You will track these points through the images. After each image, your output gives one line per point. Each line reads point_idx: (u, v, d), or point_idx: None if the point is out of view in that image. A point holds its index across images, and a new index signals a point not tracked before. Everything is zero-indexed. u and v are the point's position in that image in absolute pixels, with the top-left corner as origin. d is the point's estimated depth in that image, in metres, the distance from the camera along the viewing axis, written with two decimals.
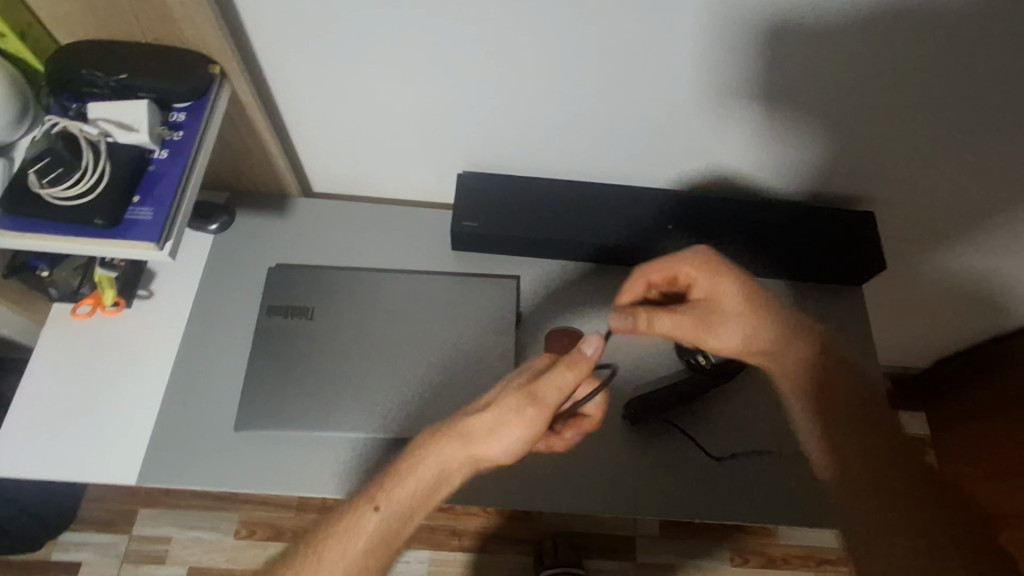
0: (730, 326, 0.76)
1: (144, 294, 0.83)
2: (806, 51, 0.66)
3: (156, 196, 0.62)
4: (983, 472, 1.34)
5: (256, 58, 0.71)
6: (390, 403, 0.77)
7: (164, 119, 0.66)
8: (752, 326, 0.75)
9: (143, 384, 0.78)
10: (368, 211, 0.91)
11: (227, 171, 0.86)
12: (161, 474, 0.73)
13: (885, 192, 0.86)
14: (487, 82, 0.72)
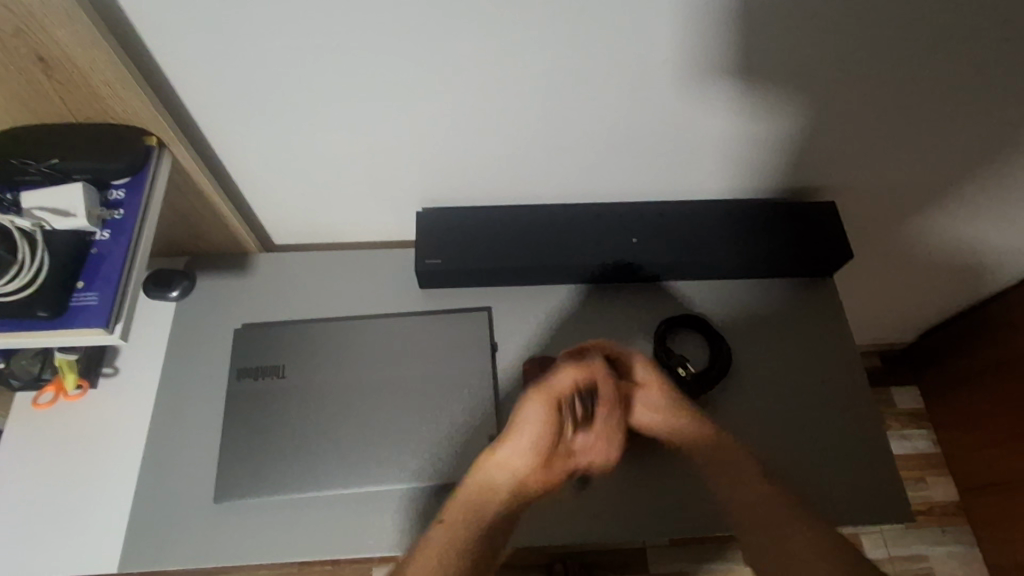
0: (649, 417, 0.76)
1: (108, 371, 0.81)
2: (744, 58, 0.67)
3: (100, 280, 0.61)
4: (985, 439, 1.34)
5: (194, 123, 0.70)
6: (371, 455, 0.76)
7: (104, 198, 0.65)
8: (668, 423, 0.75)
9: (116, 464, 0.76)
10: (331, 259, 0.90)
11: (183, 237, 0.84)
12: (142, 556, 0.71)
13: (842, 181, 0.87)
14: (429, 119, 0.72)
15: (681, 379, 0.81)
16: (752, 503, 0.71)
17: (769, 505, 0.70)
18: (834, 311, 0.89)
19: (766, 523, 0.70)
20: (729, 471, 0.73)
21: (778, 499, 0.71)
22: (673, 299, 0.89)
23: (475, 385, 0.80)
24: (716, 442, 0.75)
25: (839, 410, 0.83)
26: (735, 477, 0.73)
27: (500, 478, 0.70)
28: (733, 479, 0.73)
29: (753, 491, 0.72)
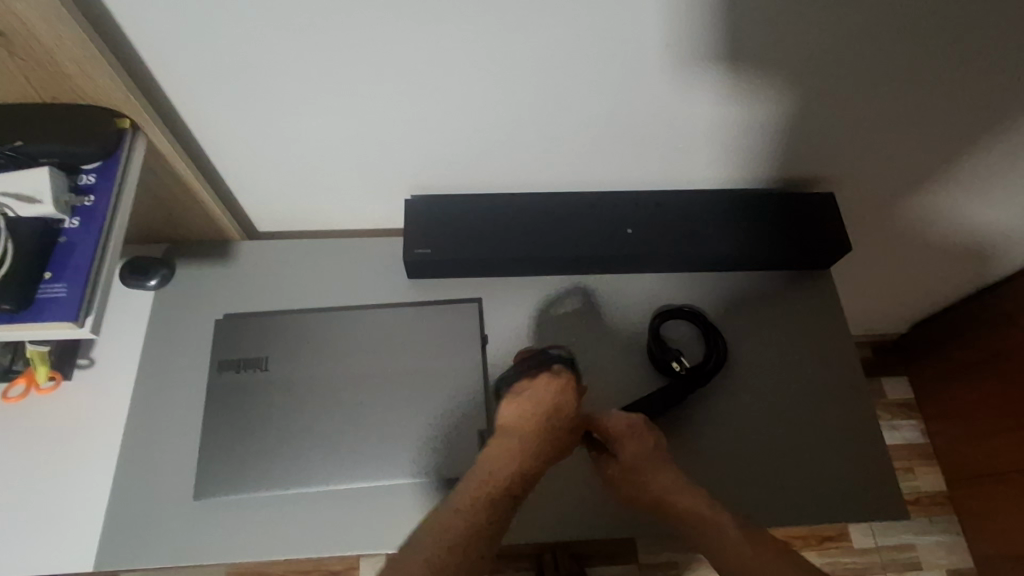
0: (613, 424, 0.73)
1: (84, 363, 0.78)
2: (745, 47, 0.64)
3: (70, 270, 0.58)
4: (974, 431, 1.34)
5: (170, 105, 0.67)
6: (356, 450, 0.74)
7: (73, 182, 0.62)
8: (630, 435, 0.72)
9: (92, 459, 0.73)
10: (316, 248, 0.87)
11: (162, 223, 0.81)
12: (118, 554, 0.69)
13: (842, 173, 0.85)
14: (418, 104, 0.68)
15: (674, 373, 0.80)
16: (727, 553, 0.66)
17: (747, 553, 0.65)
18: (830, 305, 0.88)
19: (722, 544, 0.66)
20: (704, 525, 0.67)
21: (757, 545, 0.66)
22: (667, 291, 0.87)
23: (464, 378, 0.78)
24: (696, 504, 0.68)
25: (834, 406, 0.82)
26: (708, 531, 0.67)
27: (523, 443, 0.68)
28: (709, 531, 0.67)
29: (724, 539, 0.66)
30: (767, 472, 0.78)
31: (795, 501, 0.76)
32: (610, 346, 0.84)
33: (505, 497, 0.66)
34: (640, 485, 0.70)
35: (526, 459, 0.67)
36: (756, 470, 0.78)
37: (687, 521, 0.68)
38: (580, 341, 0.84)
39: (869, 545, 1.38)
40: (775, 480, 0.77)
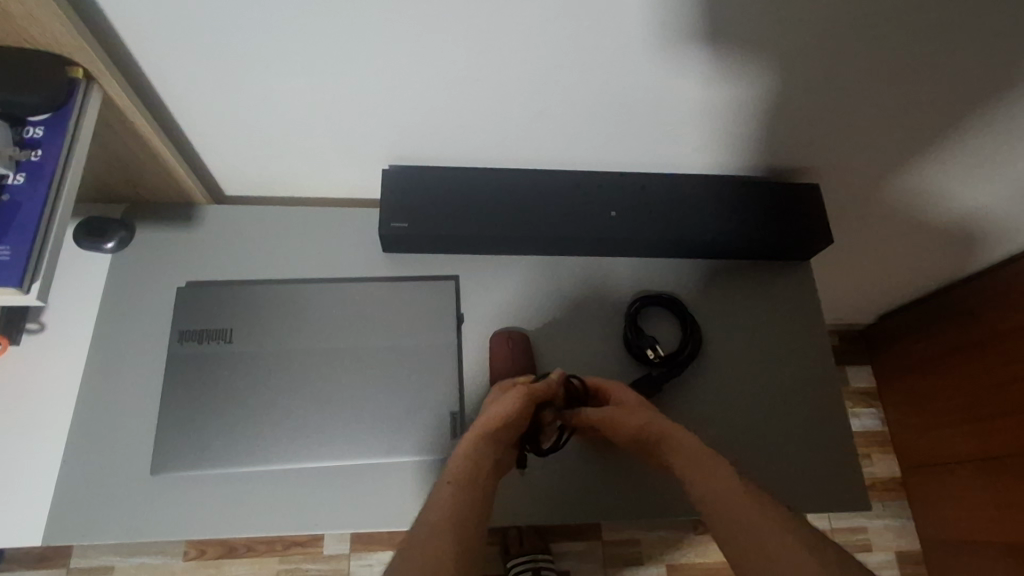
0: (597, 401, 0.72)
1: (33, 328, 0.73)
2: (746, 30, 0.62)
3: (14, 231, 0.54)
4: (930, 421, 1.38)
5: (129, 56, 0.62)
6: (324, 428, 0.71)
7: (18, 136, 0.57)
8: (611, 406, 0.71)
9: (41, 430, 0.69)
10: (286, 215, 0.83)
11: (120, 182, 0.76)
12: (70, 529, 0.66)
13: (827, 163, 0.84)
14: (399, 70, 0.65)
15: (650, 361, 0.79)
16: (730, 502, 0.61)
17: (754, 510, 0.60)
18: (806, 294, 0.88)
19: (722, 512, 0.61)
20: (704, 466, 0.65)
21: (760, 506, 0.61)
22: (646, 274, 0.86)
23: (438, 358, 0.76)
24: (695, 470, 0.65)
25: (805, 395, 0.82)
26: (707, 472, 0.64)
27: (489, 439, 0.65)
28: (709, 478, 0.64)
29: (724, 486, 0.63)
30: (737, 460, 0.78)
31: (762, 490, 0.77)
32: (587, 329, 0.83)
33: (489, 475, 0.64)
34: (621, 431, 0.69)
35: (499, 435, 0.66)
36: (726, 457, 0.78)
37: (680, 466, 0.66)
38: (556, 322, 0.83)
39: (846, 527, 1.43)
40: (745, 469, 0.77)
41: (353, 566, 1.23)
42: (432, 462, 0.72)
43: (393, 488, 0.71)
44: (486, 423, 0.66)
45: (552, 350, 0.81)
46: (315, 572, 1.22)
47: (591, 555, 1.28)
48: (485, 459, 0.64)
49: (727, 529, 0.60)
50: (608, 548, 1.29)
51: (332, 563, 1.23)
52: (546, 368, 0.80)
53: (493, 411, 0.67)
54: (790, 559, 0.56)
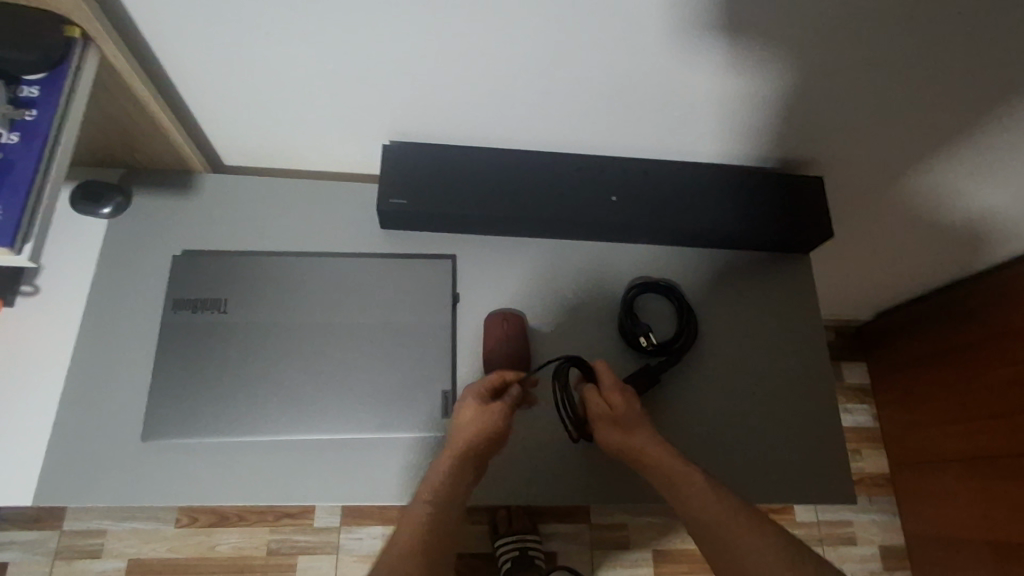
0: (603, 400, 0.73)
1: (28, 290, 0.73)
2: (755, 17, 0.60)
3: (5, 189, 0.53)
4: (922, 420, 1.38)
5: (127, 19, 0.60)
6: (315, 401, 0.72)
7: (12, 94, 0.56)
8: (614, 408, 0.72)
9: (33, 393, 0.69)
10: (285, 188, 0.82)
11: (118, 148, 0.76)
12: (59, 492, 0.66)
13: (832, 157, 0.83)
14: (402, 44, 0.63)
15: (644, 348, 0.79)
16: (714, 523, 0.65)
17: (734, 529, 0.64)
18: (804, 288, 0.87)
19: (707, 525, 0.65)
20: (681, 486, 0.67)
21: (741, 520, 0.65)
22: (644, 261, 0.86)
23: (431, 337, 0.76)
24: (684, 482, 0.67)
25: (796, 389, 0.82)
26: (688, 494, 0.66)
27: (454, 454, 0.67)
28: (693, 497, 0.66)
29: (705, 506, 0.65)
30: (725, 449, 0.78)
31: (749, 481, 0.77)
32: (582, 314, 0.82)
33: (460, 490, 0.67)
34: (609, 437, 0.71)
35: (469, 455, 0.67)
36: (715, 448, 0.78)
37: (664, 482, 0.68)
38: (552, 306, 0.82)
39: (829, 520, 1.43)
40: (732, 460, 0.78)
41: (342, 539, 1.25)
42: (422, 439, 0.72)
43: (381, 465, 0.71)
44: (455, 439, 0.68)
45: (546, 334, 0.81)
46: (304, 543, 1.23)
47: (578, 538, 1.30)
48: (455, 476, 0.67)
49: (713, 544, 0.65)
50: (594, 531, 1.31)
51: (321, 535, 1.25)
52: (539, 351, 0.80)
53: (463, 429, 0.68)
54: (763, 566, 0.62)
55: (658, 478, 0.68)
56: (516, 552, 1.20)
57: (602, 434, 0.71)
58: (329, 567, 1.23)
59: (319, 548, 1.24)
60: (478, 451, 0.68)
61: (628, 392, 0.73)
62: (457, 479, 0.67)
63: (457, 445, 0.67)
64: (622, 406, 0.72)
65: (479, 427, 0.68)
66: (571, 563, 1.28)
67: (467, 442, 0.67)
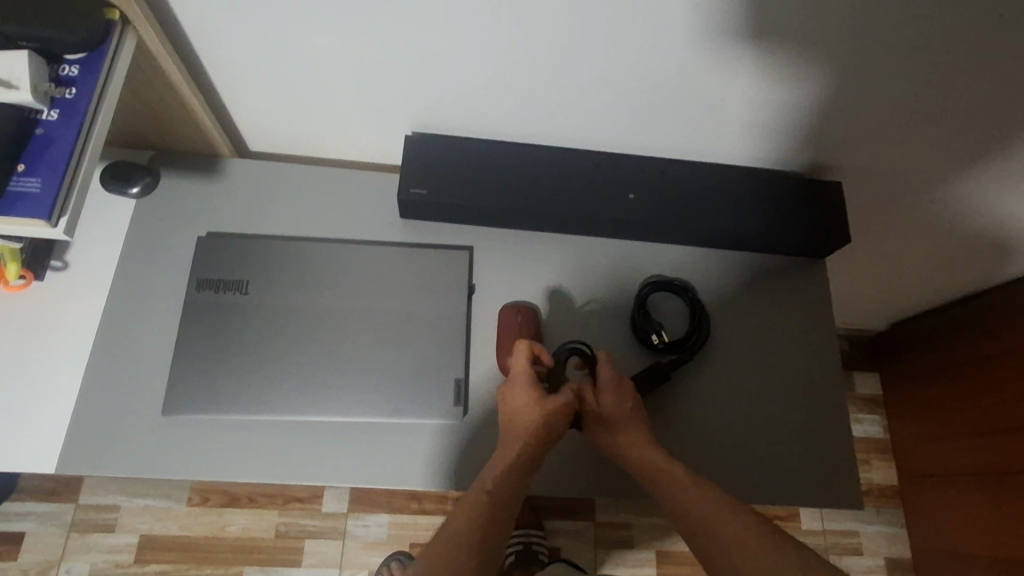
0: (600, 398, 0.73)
1: (57, 265, 0.76)
2: (780, 20, 0.61)
3: (44, 165, 0.55)
4: (934, 433, 1.37)
5: (165, 5, 0.62)
6: (330, 385, 0.73)
7: (53, 73, 0.58)
8: (612, 406, 0.73)
9: (58, 364, 0.72)
10: (307, 175, 0.84)
11: (149, 130, 0.78)
12: (79, 461, 0.68)
13: (852, 163, 0.83)
14: (429, 37, 0.65)
15: (656, 346, 0.79)
16: (698, 521, 0.65)
17: (718, 526, 0.64)
18: (818, 294, 0.87)
19: (698, 522, 0.66)
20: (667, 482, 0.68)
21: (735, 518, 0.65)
22: (659, 260, 0.86)
23: (446, 326, 0.77)
24: (678, 480, 0.68)
25: (807, 394, 0.82)
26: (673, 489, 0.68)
27: (509, 443, 0.69)
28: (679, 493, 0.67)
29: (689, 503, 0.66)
30: (732, 450, 0.79)
31: (755, 483, 0.78)
32: (596, 310, 0.83)
33: (515, 479, 0.67)
34: (599, 435, 0.73)
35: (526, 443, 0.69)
36: (722, 448, 0.79)
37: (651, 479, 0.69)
38: (566, 301, 0.83)
39: (835, 529, 1.42)
40: (738, 462, 0.78)
41: (349, 525, 1.26)
42: (433, 426, 0.74)
43: (393, 449, 0.72)
44: (510, 428, 0.70)
45: (559, 328, 0.82)
46: (312, 528, 1.25)
47: (582, 535, 1.30)
48: (509, 463, 0.68)
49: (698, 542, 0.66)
50: (598, 529, 1.31)
51: (328, 520, 1.26)
52: (551, 344, 0.80)
53: (517, 418, 0.70)
54: (758, 557, 0.61)
55: (652, 478, 0.69)
56: (520, 546, 1.21)
57: (592, 432, 0.73)
58: (335, 552, 1.24)
59: (326, 533, 1.26)
60: (536, 437, 0.69)
61: (620, 387, 0.74)
62: (516, 464, 0.68)
63: (511, 432, 0.69)
64: (620, 404, 0.73)
65: (536, 414, 0.69)
66: (574, 560, 1.28)
67: (526, 428, 0.69)
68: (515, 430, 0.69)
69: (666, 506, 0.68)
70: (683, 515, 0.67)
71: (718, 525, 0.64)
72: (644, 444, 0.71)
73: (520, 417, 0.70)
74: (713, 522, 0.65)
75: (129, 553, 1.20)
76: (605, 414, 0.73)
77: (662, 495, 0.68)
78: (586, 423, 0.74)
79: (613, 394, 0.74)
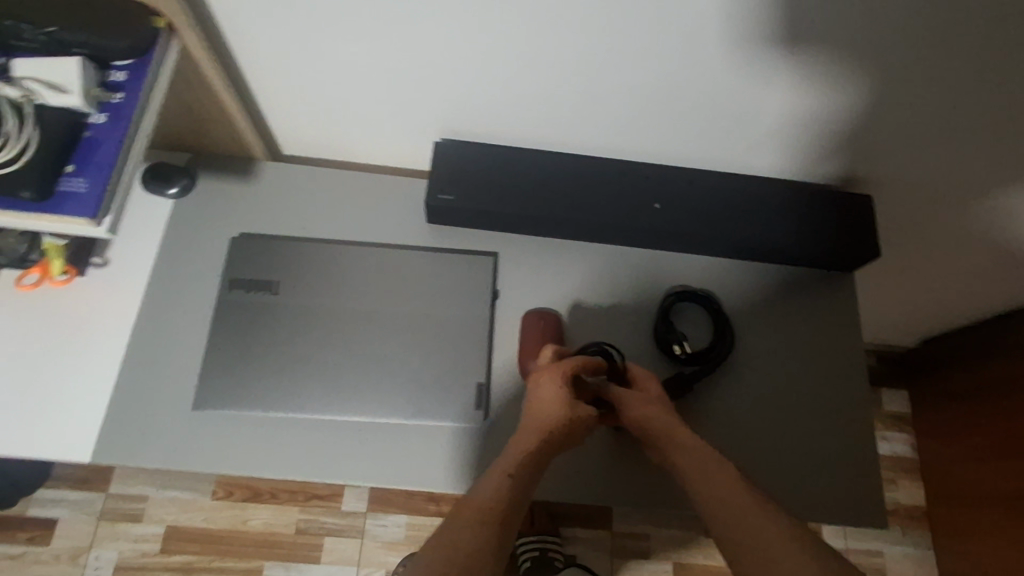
0: (643, 404, 0.71)
1: (98, 262, 0.78)
2: (811, 32, 0.61)
3: (92, 167, 0.58)
4: (965, 453, 1.33)
5: (208, 13, 0.65)
6: (355, 386, 0.74)
7: (102, 78, 0.61)
8: (655, 412, 0.70)
9: (97, 358, 0.74)
10: (338, 178, 0.86)
11: (189, 133, 0.80)
12: (114, 451, 0.71)
13: (884, 177, 0.82)
14: (460, 44, 0.66)
15: (679, 356, 0.79)
16: (744, 513, 0.60)
17: (764, 522, 0.60)
18: (847, 309, 0.86)
19: (740, 526, 0.60)
20: (712, 473, 0.65)
21: (780, 524, 0.59)
22: (684, 270, 0.86)
23: (470, 330, 0.78)
24: (721, 486, 0.64)
25: (833, 409, 0.81)
26: (718, 481, 0.64)
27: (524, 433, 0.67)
28: (726, 486, 0.63)
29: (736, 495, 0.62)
30: (755, 463, 0.78)
31: (777, 497, 0.77)
32: (619, 319, 0.83)
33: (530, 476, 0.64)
34: (640, 411, 0.70)
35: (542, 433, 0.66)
36: (744, 461, 0.78)
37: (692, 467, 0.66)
38: (589, 308, 0.83)
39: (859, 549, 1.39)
40: (760, 475, 0.77)
41: (368, 524, 1.28)
42: (455, 429, 0.74)
43: (415, 451, 0.73)
44: (528, 418, 0.68)
45: (582, 336, 0.82)
46: (331, 526, 1.27)
47: (599, 543, 1.30)
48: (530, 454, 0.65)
49: (733, 537, 0.60)
50: (615, 539, 1.30)
51: (348, 518, 1.28)
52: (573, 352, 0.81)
53: (542, 404, 0.68)
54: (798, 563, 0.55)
55: (693, 484, 0.65)
56: (537, 552, 1.22)
57: (630, 410, 0.71)
58: (354, 550, 1.26)
59: (345, 531, 1.27)
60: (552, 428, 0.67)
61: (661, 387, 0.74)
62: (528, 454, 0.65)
63: (530, 421, 0.68)
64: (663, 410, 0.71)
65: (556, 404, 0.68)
66: (591, 568, 1.28)
67: (545, 417, 0.67)
68: (533, 419, 0.68)
69: (708, 511, 0.63)
70: (723, 520, 0.61)
71: (758, 530, 0.59)
72: (686, 449, 0.68)
73: (539, 407, 0.68)
74: (753, 526, 0.59)
75: (155, 543, 1.24)
76: (646, 418, 0.70)
77: (704, 500, 0.64)
78: (621, 403, 0.72)
79: (655, 402, 0.72)
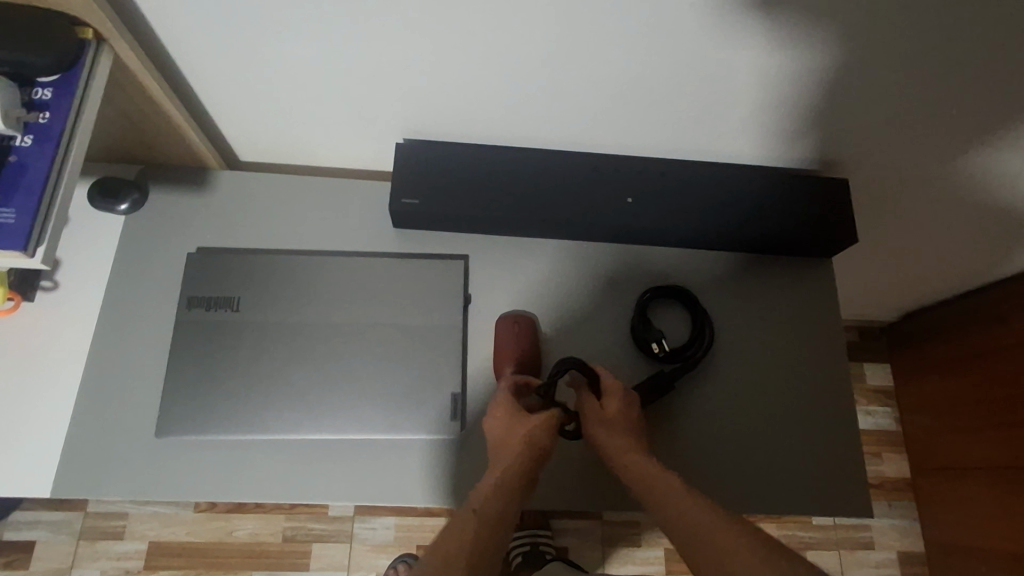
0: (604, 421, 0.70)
1: (47, 286, 0.75)
2: (774, 19, 0.58)
3: (21, 193, 0.54)
4: (948, 424, 1.34)
5: (143, 22, 0.61)
6: (324, 402, 0.72)
7: (26, 97, 0.57)
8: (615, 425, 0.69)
9: (52, 386, 0.71)
10: (298, 184, 0.82)
11: (137, 145, 0.77)
12: (76, 483, 0.68)
13: (857, 158, 0.80)
14: (413, 43, 0.63)
15: (657, 354, 0.77)
16: (681, 521, 0.61)
17: (716, 524, 0.59)
18: (824, 295, 0.85)
19: (689, 540, 0.60)
20: (657, 486, 0.64)
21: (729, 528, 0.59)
22: (659, 263, 0.84)
23: (442, 338, 0.76)
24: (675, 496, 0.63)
25: (813, 397, 0.80)
26: (661, 491, 0.64)
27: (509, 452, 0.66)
28: (668, 496, 0.63)
29: (681, 504, 0.62)
30: (736, 457, 0.77)
31: (760, 490, 0.76)
32: (594, 317, 0.81)
33: (513, 482, 0.64)
34: (604, 432, 0.69)
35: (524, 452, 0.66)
36: (726, 456, 0.77)
37: (638, 481, 0.66)
38: (563, 308, 0.81)
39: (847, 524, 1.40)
40: (741, 469, 0.76)
41: (355, 528, 1.26)
42: (430, 442, 0.72)
43: (390, 467, 0.71)
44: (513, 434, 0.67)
45: (556, 337, 0.80)
46: (319, 531, 1.25)
47: (589, 533, 1.29)
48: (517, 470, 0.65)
49: (683, 538, 0.60)
50: (606, 527, 1.30)
51: (336, 523, 1.26)
52: (548, 354, 0.79)
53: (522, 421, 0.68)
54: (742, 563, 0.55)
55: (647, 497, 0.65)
56: (527, 546, 1.21)
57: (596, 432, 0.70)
58: (344, 555, 1.24)
59: (334, 537, 1.25)
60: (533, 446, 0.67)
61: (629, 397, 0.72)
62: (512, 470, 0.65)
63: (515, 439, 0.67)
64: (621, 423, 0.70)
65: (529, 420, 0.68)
66: (584, 560, 1.27)
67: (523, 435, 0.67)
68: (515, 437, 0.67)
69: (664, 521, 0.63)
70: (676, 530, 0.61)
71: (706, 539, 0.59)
72: (642, 460, 0.67)
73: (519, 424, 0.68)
74: (701, 535, 0.59)
75: (139, 560, 1.21)
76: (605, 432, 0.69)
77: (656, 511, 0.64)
78: (591, 423, 0.71)
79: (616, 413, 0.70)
